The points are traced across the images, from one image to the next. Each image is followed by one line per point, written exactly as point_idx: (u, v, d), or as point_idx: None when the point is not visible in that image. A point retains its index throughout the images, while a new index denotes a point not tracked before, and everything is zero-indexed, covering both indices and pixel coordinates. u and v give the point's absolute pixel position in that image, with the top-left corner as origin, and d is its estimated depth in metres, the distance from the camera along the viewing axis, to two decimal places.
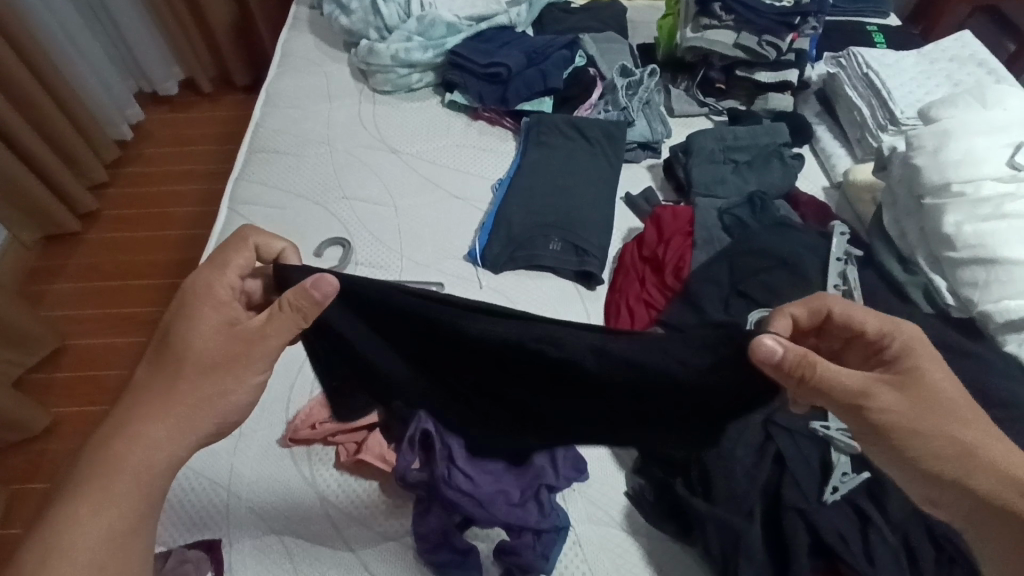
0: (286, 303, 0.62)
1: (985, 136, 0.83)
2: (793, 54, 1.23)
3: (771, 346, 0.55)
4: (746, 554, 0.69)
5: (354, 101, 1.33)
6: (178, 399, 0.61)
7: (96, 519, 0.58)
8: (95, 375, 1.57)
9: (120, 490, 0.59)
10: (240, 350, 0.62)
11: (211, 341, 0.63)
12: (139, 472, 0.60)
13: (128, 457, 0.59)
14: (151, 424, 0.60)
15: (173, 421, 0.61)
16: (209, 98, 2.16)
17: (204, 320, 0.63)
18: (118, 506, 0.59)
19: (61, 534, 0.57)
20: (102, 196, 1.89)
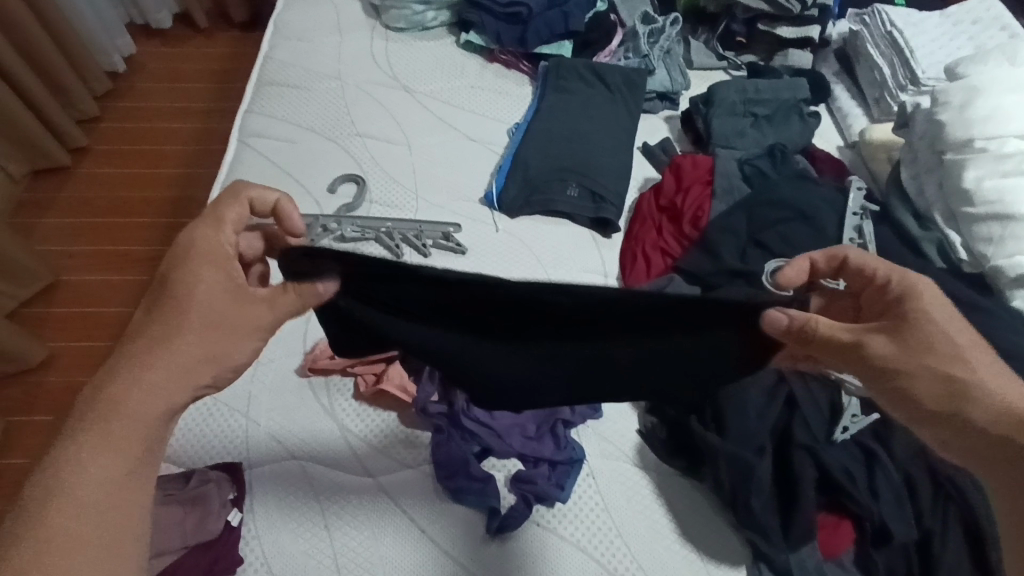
0: (290, 286, 0.63)
1: (1013, 93, 0.83)
2: (816, 9, 1.20)
3: (778, 317, 0.58)
4: (756, 488, 0.72)
5: (366, 37, 1.29)
6: (183, 349, 0.61)
7: (98, 466, 0.57)
8: (90, 311, 1.54)
9: (123, 436, 0.58)
10: (245, 304, 0.63)
11: (213, 291, 0.62)
12: (141, 423, 0.59)
13: (128, 404, 0.59)
14: (152, 370, 0.60)
15: (167, 371, 0.60)
16: (204, 33, 2.08)
17: (207, 270, 0.62)
18: (120, 455, 0.58)
19: (66, 478, 0.56)
20: (93, 129, 1.82)
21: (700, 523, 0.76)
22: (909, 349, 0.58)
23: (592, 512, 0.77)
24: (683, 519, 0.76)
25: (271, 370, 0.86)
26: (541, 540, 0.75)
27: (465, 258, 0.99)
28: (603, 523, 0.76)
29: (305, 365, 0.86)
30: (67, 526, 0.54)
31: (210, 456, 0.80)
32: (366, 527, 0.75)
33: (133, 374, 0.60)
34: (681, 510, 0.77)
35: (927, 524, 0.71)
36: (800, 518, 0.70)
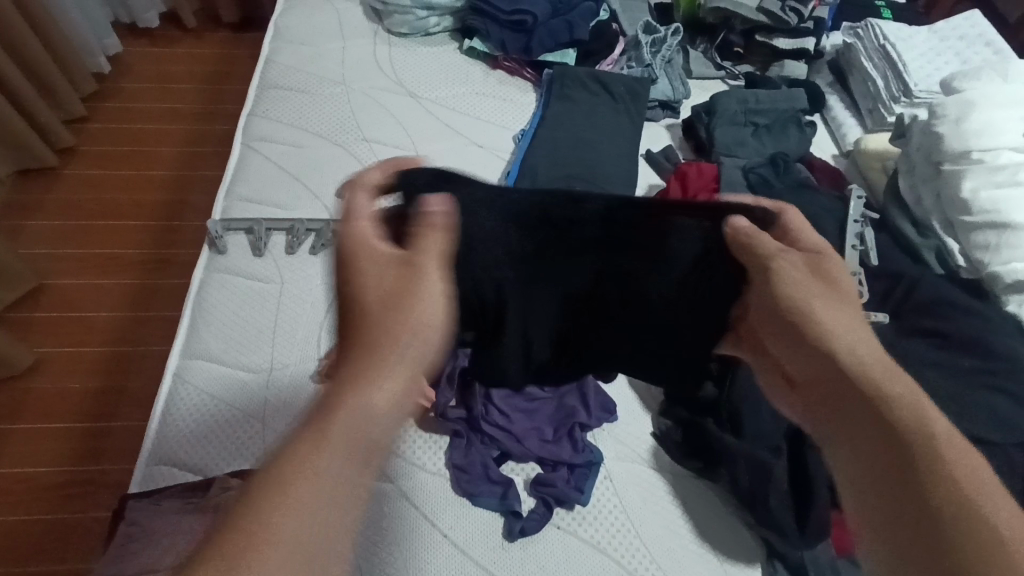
0: (429, 227, 0.60)
1: (1004, 107, 0.88)
2: (813, 22, 1.25)
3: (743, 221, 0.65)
4: (774, 487, 0.74)
5: (369, 42, 1.29)
6: (387, 352, 0.53)
7: (325, 456, 0.47)
8: (79, 315, 1.48)
9: (342, 434, 0.48)
10: (406, 283, 0.57)
11: (376, 276, 0.57)
12: (354, 414, 0.49)
13: (342, 397, 0.50)
14: (380, 376, 0.52)
15: (369, 362, 0.53)
16: (193, 34, 2.05)
17: (369, 262, 0.58)
18: (335, 450, 0.47)
19: (270, 467, 0.46)
20: (79, 130, 1.77)
21: (717, 523, 0.78)
22: (808, 283, 0.63)
23: (611, 514, 0.78)
24: (700, 519, 0.78)
25: (280, 371, 0.87)
26: (562, 543, 0.76)
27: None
28: (621, 525, 0.77)
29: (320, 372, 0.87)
30: (267, 539, 0.42)
31: (211, 459, 0.80)
32: (397, 541, 0.75)
33: (349, 370, 0.52)
34: (699, 511, 0.79)
35: None
36: (816, 516, 0.73)
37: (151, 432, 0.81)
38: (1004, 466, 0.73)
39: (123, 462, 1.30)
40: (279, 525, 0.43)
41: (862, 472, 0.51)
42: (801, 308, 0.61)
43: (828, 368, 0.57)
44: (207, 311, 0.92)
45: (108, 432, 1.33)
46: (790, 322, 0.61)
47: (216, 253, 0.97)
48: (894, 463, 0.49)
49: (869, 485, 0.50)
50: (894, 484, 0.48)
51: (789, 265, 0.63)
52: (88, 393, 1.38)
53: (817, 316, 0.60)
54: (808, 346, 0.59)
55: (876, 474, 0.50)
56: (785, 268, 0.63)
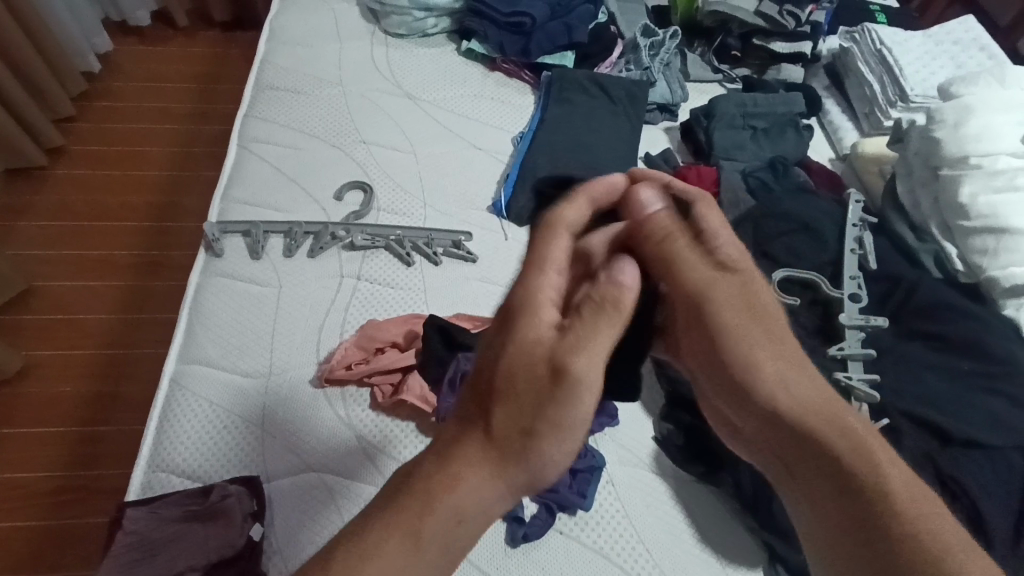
0: (603, 300, 0.50)
1: (1001, 113, 0.89)
2: (809, 26, 1.26)
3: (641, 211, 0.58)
4: (776, 491, 0.75)
5: (366, 43, 1.28)
6: (498, 444, 0.47)
7: (407, 546, 0.45)
8: (70, 318, 1.46)
9: (432, 528, 0.45)
10: (546, 374, 0.47)
11: (517, 355, 0.48)
12: (453, 518, 0.46)
13: (446, 489, 0.46)
14: (483, 473, 0.47)
15: (486, 456, 0.47)
16: (184, 33, 2.03)
17: (520, 335, 0.49)
18: (421, 560, 0.45)
19: (356, 555, 0.44)
20: (69, 130, 1.75)
21: (718, 527, 0.78)
22: (738, 311, 0.57)
23: (614, 519, 0.78)
24: (701, 523, 0.78)
25: (279, 375, 0.86)
26: (565, 549, 0.76)
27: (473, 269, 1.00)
28: (624, 529, 0.77)
29: (319, 376, 0.86)
30: None
31: (210, 466, 0.79)
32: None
33: (460, 455, 0.47)
34: (700, 515, 0.79)
35: None
36: None
37: (149, 439, 0.81)
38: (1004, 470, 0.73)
39: (116, 467, 1.28)
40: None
41: (826, 512, 0.51)
42: (737, 342, 0.56)
43: (767, 413, 0.55)
44: (204, 315, 0.90)
45: (100, 437, 1.31)
46: (728, 359, 0.57)
47: (213, 256, 0.96)
48: (862, 525, 0.49)
49: (836, 525, 0.50)
50: (859, 523, 0.49)
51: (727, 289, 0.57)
52: (79, 397, 1.35)
53: (752, 354, 0.56)
54: (741, 388, 0.56)
55: (841, 512, 0.50)
56: (721, 299, 0.56)
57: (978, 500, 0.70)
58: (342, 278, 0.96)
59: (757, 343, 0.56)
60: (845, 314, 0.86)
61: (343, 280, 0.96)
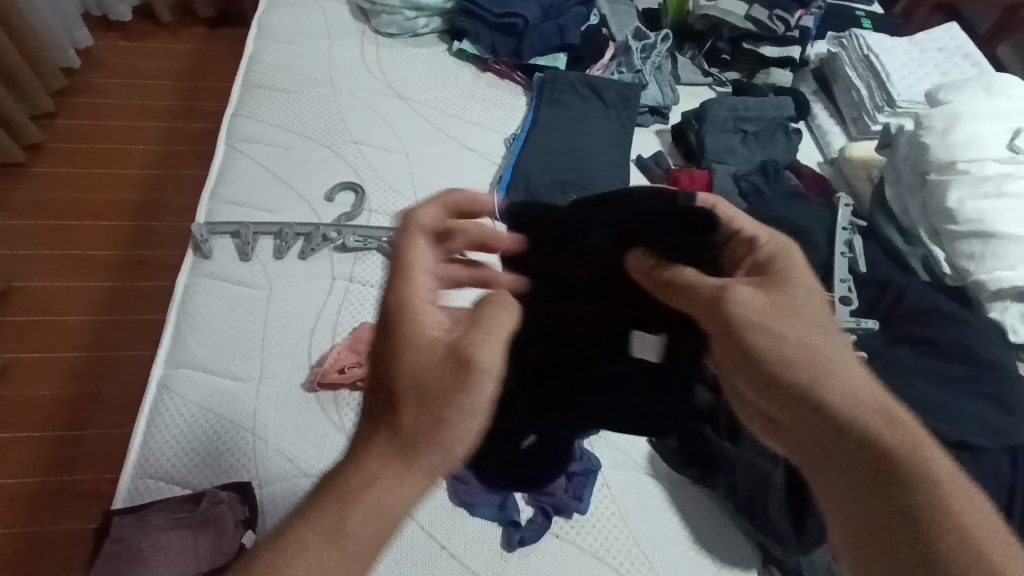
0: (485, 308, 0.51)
1: (989, 120, 0.91)
2: (798, 31, 1.27)
3: (642, 256, 0.62)
4: (773, 494, 0.75)
5: (356, 42, 1.27)
6: (412, 435, 0.45)
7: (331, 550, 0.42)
8: (49, 320, 1.42)
9: (353, 528, 0.43)
10: (455, 369, 0.47)
11: (420, 358, 0.47)
12: (371, 518, 0.43)
13: (362, 490, 0.44)
14: (395, 463, 0.45)
15: (397, 448, 0.45)
16: (167, 29, 1.99)
17: (417, 338, 0.48)
18: (344, 561, 0.42)
19: (272, 560, 0.41)
20: (47, 126, 1.70)
21: (714, 529, 0.79)
22: (765, 304, 0.53)
23: (609, 522, 0.78)
24: (697, 525, 0.79)
25: (269, 380, 0.85)
26: (561, 552, 0.76)
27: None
28: (620, 532, 0.78)
29: (312, 380, 0.85)
30: None
31: (200, 473, 0.78)
32: (407, 564, 0.73)
33: (370, 456, 0.45)
34: (695, 517, 0.80)
35: None
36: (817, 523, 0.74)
37: (134, 446, 0.79)
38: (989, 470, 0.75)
39: (97, 472, 1.25)
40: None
41: (863, 513, 0.47)
42: (767, 338, 0.52)
43: (807, 406, 0.51)
44: (191, 319, 0.89)
45: (80, 441, 1.28)
46: (754, 355, 0.53)
47: (201, 258, 0.95)
48: (896, 523, 0.45)
49: (871, 529, 0.46)
50: (885, 526, 0.45)
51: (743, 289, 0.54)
52: (59, 400, 1.32)
53: (799, 346, 0.52)
54: (780, 382, 0.52)
55: (880, 513, 0.46)
56: (740, 298, 0.53)
57: None
58: (334, 280, 0.95)
59: (794, 330, 0.52)
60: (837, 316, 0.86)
61: (335, 282, 0.95)
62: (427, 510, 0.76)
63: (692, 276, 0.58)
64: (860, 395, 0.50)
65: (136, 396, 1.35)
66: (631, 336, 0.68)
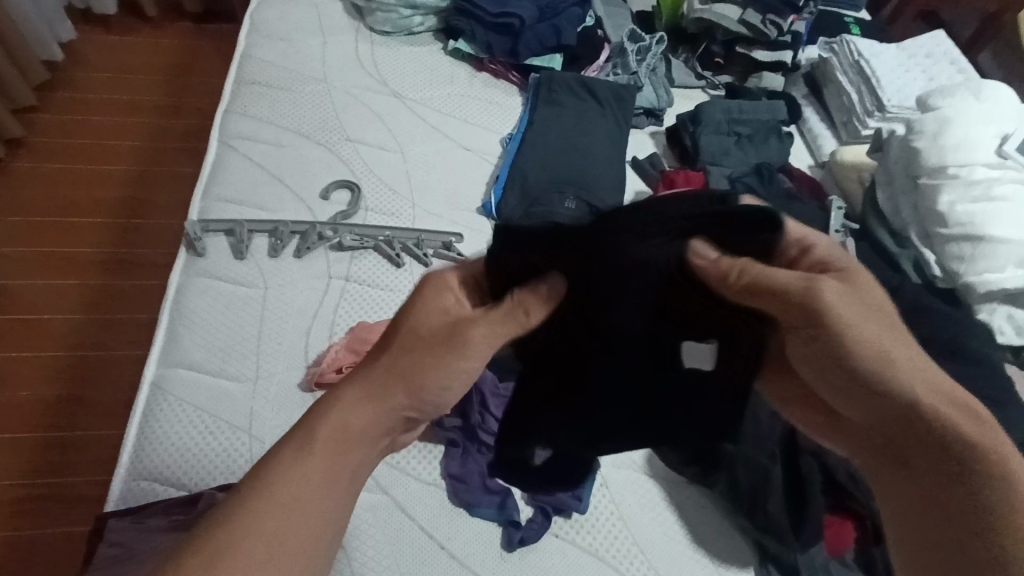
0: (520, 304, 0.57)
1: (979, 125, 0.93)
2: (790, 36, 1.29)
3: (705, 247, 0.57)
4: (772, 492, 0.77)
5: (350, 40, 1.26)
6: (382, 371, 0.56)
7: (311, 461, 0.52)
8: (31, 319, 1.39)
9: (321, 442, 0.53)
10: (444, 333, 0.57)
11: (421, 317, 0.58)
12: (337, 434, 0.53)
13: (329, 415, 0.54)
14: (365, 393, 0.56)
15: (368, 388, 0.56)
16: (152, 23, 1.96)
17: (422, 301, 0.59)
18: (315, 469, 0.52)
19: (261, 468, 0.52)
20: (28, 121, 1.66)
21: (712, 528, 0.80)
22: (845, 304, 0.56)
23: (609, 521, 0.78)
24: (696, 524, 0.80)
25: (266, 380, 0.84)
26: (561, 551, 0.76)
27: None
28: (619, 532, 0.78)
29: (310, 380, 0.84)
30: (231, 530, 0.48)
31: (195, 473, 0.77)
32: (406, 561, 0.73)
33: (348, 386, 0.56)
34: (694, 516, 0.80)
35: None
36: (813, 519, 0.76)
37: (128, 446, 0.78)
38: None
39: (82, 475, 1.22)
40: (264, 528, 0.49)
41: (938, 498, 0.52)
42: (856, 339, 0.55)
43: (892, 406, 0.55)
44: (184, 319, 0.87)
45: (64, 443, 1.25)
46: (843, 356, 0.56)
47: (195, 256, 0.93)
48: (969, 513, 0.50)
49: (946, 510, 0.51)
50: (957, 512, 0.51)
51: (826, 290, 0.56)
52: (41, 401, 1.29)
53: (882, 347, 0.56)
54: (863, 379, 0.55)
55: (952, 496, 0.51)
56: (831, 295, 0.56)
57: None
58: (330, 279, 0.94)
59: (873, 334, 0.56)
60: None
61: (331, 281, 0.94)
62: (391, 479, 0.77)
63: (772, 274, 0.56)
64: (932, 389, 0.56)
65: (121, 398, 1.32)
66: (682, 345, 0.65)
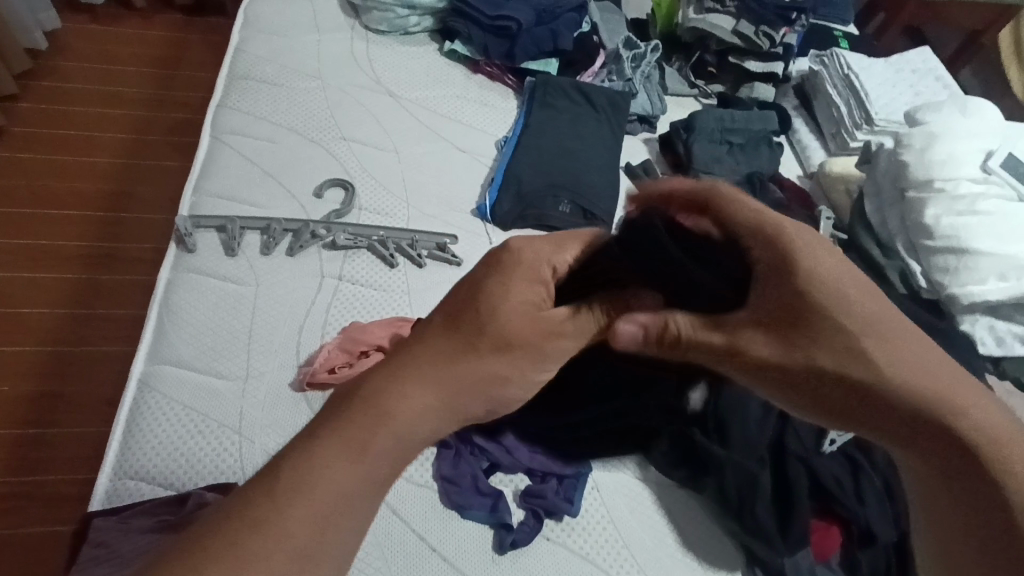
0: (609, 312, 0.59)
1: (965, 140, 0.96)
2: (782, 48, 1.30)
3: (631, 325, 0.56)
4: (761, 496, 0.77)
5: (346, 37, 1.25)
6: (461, 375, 0.55)
7: (363, 463, 0.49)
8: (8, 312, 1.35)
9: (380, 447, 0.50)
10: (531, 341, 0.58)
11: (512, 318, 0.57)
12: (397, 439, 0.51)
13: (397, 415, 0.51)
14: (440, 395, 0.53)
15: (440, 389, 0.54)
16: (140, 14, 1.93)
17: (513, 299, 0.58)
18: (366, 474, 0.49)
19: (306, 460, 0.48)
20: (9, 109, 1.62)
21: (701, 532, 0.80)
22: (785, 350, 0.55)
23: (599, 524, 0.79)
24: (685, 528, 0.80)
25: (256, 378, 0.83)
26: (551, 554, 0.76)
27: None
28: (609, 534, 0.78)
29: (301, 379, 0.84)
30: (270, 530, 0.45)
31: (184, 472, 0.76)
32: (395, 563, 0.73)
33: (421, 382, 0.53)
34: (683, 520, 0.81)
35: (905, 525, 0.79)
36: (800, 524, 0.76)
37: (115, 444, 0.77)
38: None
39: (60, 473, 1.20)
40: (297, 531, 0.45)
41: (948, 502, 0.51)
42: (811, 370, 0.55)
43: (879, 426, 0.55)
44: (172, 315, 0.86)
45: (41, 441, 1.22)
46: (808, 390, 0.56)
47: (185, 251, 0.92)
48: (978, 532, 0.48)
49: (954, 513, 0.50)
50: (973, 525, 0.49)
51: (761, 344, 0.55)
52: (18, 397, 1.26)
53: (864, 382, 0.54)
54: (866, 413, 0.55)
55: (967, 498, 0.50)
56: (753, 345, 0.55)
57: None
58: (323, 278, 0.94)
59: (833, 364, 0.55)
60: None
61: (324, 280, 0.93)
62: None
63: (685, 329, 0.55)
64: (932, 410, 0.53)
65: (100, 396, 1.29)
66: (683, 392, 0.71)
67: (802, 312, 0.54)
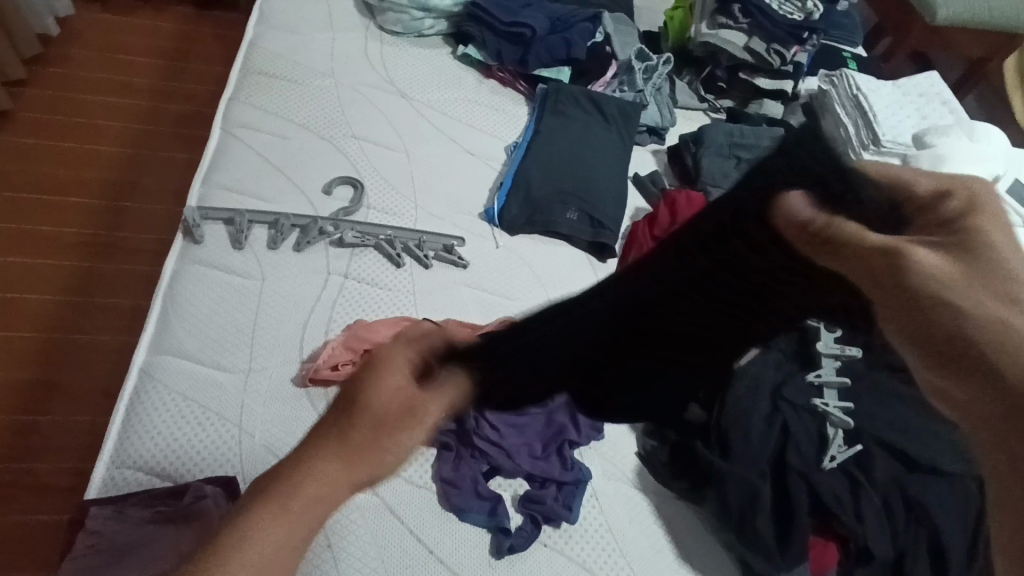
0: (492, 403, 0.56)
1: (972, 164, 0.98)
2: (792, 66, 1.31)
3: (795, 206, 0.44)
4: (760, 511, 0.78)
5: (360, 37, 1.25)
6: (362, 443, 0.47)
7: (283, 522, 0.43)
8: (5, 298, 1.34)
9: (303, 511, 0.44)
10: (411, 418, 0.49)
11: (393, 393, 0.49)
12: (315, 504, 0.44)
13: (308, 482, 0.44)
14: (348, 464, 0.46)
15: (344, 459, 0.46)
16: (151, 5, 1.93)
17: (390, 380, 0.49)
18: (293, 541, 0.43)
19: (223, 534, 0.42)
20: (16, 94, 1.62)
21: (695, 540, 0.81)
22: (954, 276, 0.42)
23: (597, 532, 0.79)
24: (682, 538, 0.81)
25: (258, 373, 0.83)
26: (550, 560, 0.76)
27: (548, 287, 1.02)
28: (606, 542, 0.78)
29: (302, 376, 0.84)
30: None
31: (182, 465, 0.76)
32: (391, 563, 0.72)
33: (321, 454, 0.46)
34: (679, 530, 0.81)
35: (903, 544, 0.78)
36: (798, 540, 0.77)
37: (113, 435, 0.76)
38: (949, 502, 0.80)
39: (52, 462, 1.19)
40: None
41: None
42: (968, 310, 0.42)
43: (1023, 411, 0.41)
44: (176, 307, 0.86)
45: (34, 428, 1.21)
46: (931, 325, 0.43)
47: (192, 243, 0.92)
48: None
49: None
50: None
51: (921, 252, 0.43)
52: (13, 383, 1.25)
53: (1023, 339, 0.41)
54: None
55: None
56: (925, 264, 0.42)
57: (938, 523, 0.79)
58: (329, 275, 0.93)
59: (995, 313, 0.42)
60: (822, 342, 0.88)
61: (330, 277, 0.93)
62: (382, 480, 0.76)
63: (856, 231, 0.43)
64: None
65: (97, 385, 1.28)
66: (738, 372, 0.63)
67: (967, 247, 0.43)
